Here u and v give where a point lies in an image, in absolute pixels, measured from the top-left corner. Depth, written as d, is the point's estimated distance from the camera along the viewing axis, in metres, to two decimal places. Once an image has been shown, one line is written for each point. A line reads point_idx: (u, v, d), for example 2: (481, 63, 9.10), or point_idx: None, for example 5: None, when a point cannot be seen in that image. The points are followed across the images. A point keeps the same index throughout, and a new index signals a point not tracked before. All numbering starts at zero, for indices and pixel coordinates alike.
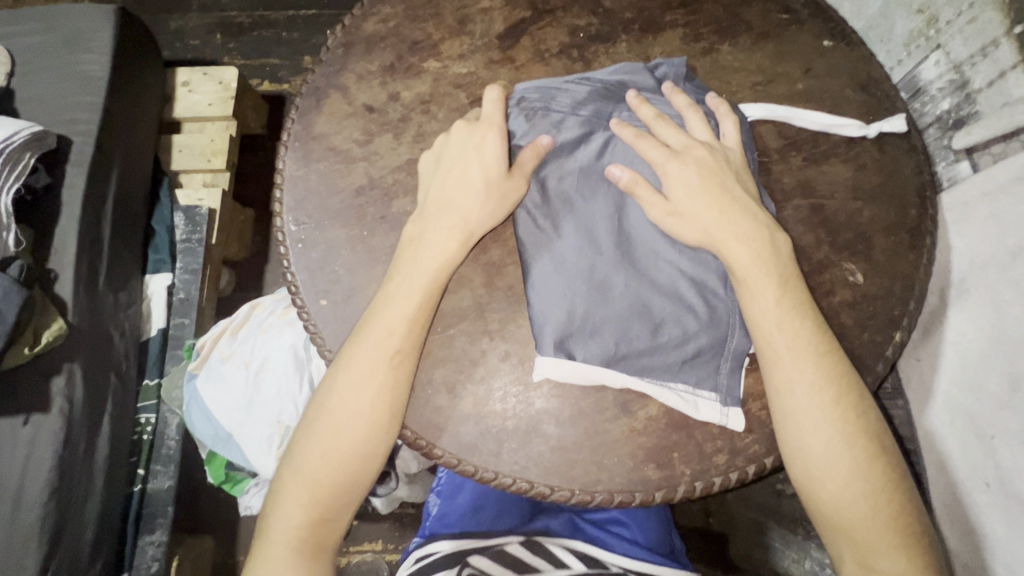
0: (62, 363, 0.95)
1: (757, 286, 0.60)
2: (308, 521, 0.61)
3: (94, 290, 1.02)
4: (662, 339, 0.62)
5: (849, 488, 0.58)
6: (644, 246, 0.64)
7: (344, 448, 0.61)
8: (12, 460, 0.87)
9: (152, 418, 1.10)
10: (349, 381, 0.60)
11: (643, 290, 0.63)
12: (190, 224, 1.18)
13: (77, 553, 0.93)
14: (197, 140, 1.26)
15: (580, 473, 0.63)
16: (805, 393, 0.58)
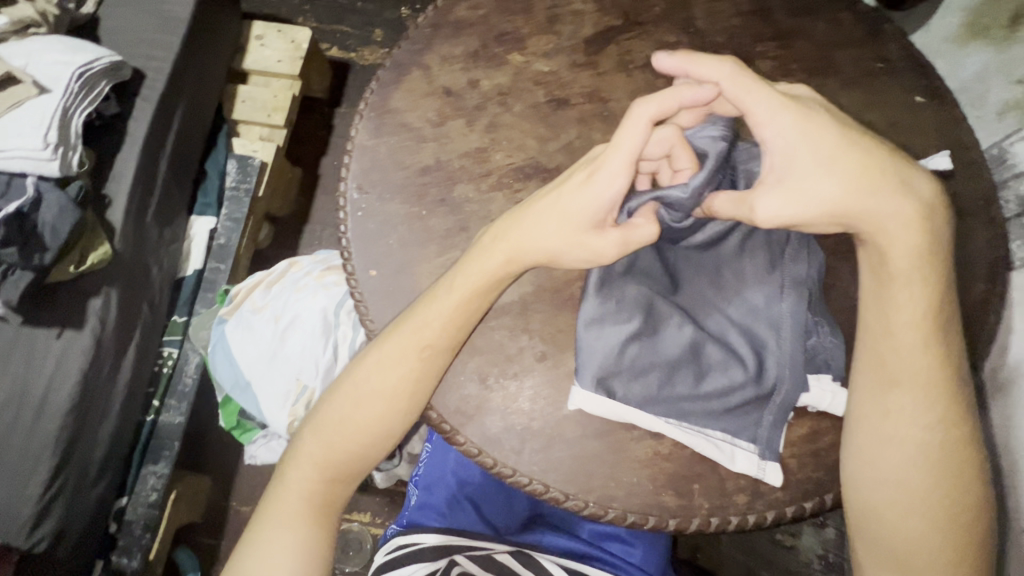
0: (101, 286, 0.98)
1: (893, 302, 0.58)
2: (322, 477, 0.64)
3: (142, 222, 1.05)
4: (706, 387, 0.62)
5: (919, 530, 0.56)
6: (692, 284, 0.65)
7: (363, 425, 0.62)
8: (41, 369, 0.91)
9: (174, 353, 1.14)
10: (377, 364, 0.61)
11: (693, 330, 0.62)
12: (241, 172, 1.21)
13: (85, 470, 0.96)
14: (261, 94, 1.28)
15: (597, 486, 0.63)
16: (910, 416, 0.57)
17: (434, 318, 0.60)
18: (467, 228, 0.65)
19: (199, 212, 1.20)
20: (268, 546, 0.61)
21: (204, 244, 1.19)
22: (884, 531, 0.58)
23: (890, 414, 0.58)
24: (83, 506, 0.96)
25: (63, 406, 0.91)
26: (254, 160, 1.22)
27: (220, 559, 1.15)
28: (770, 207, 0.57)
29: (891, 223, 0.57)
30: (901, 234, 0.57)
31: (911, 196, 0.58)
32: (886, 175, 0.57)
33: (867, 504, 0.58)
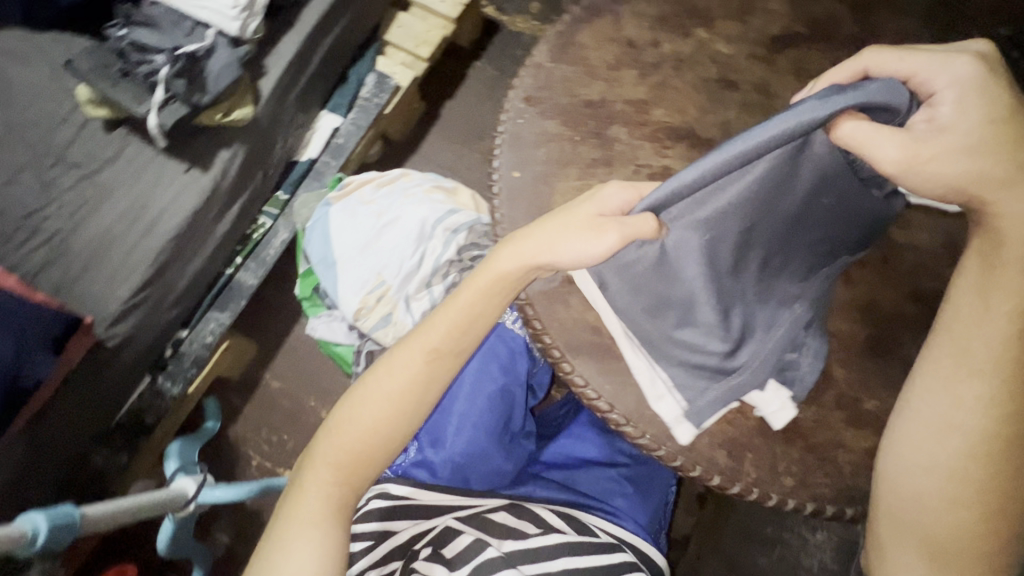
0: (233, 141, 1.08)
1: (995, 293, 0.60)
2: (336, 478, 0.68)
3: (284, 99, 1.14)
4: (680, 334, 0.66)
5: (960, 514, 0.60)
6: (739, 271, 0.63)
7: (370, 440, 0.69)
8: (167, 192, 1.03)
9: (267, 224, 1.22)
10: (386, 370, 0.70)
11: (705, 295, 0.63)
12: (378, 87, 1.29)
13: (166, 294, 1.05)
14: (416, 24, 1.36)
15: (657, 424, 0.69)
16: (973, 384, 0.60)
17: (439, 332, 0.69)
18: (611, 163, 0.69)
19: (329, 109, 1.27)
20: (297, 544, 0.64)
21: (324, 137, 1.26)
22: (923, 507, 0.61)
23: (962, 397, 0.60)
24: (155, 324, 1.05)
25: (171, 229, 1.02)
26: (391, 81, 1.30)
27: (243, 417, 1.25)
28: (895, 152, 0.54)
29: (1010, 207, 0.59)
30: (1014, 215, 0.59)
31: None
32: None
33: (917, 481, 0.61)
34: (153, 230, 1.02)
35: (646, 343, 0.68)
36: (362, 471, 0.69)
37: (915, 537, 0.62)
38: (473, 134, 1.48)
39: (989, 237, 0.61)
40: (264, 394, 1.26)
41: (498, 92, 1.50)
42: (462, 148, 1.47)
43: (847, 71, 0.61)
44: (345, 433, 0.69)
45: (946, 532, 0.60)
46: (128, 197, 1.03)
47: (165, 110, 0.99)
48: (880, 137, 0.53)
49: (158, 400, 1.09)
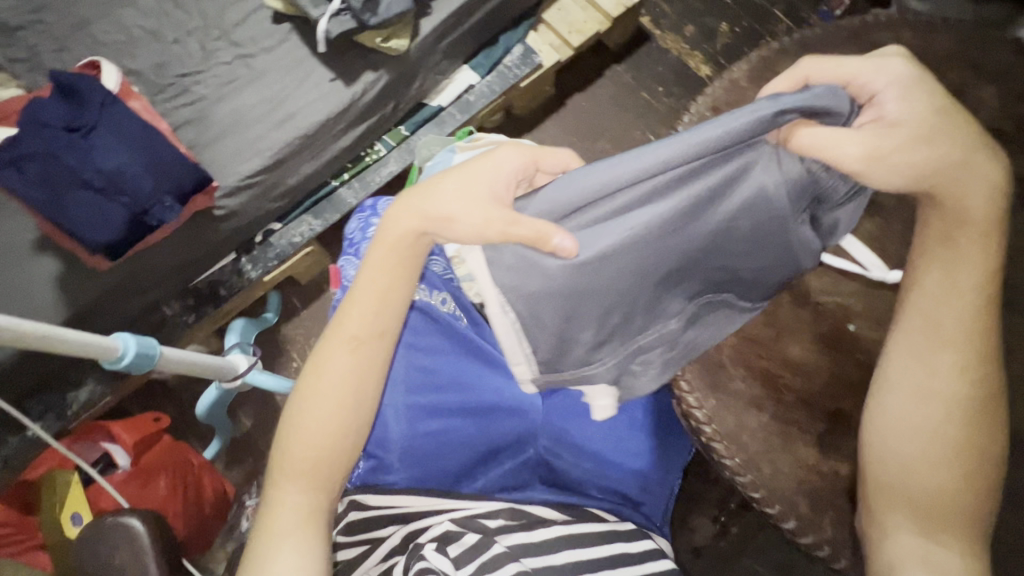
0: (380, 67, 1.12)
1: (960, 267, 0.63)
2: (305, 487, 0.68)
3: (437, 44, 1.18)
4: (561, 324, 0.65)
5: (944, 475, 0.62)
6: (641, 262, 0.62)
7: (325, 441, 0.69)
8: (310, 94, 1.09)
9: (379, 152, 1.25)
10: (321, 373, 0.70)
11: (592, 281, 0.62)
12: (521, 60, 1.30)
13: (275, 185, 1.10)
14: (575, 13, 1.37)
15: (748, 450, 0.69)
16: (941, 357, 0.63)
17: (363, 325, 0.70)
18: None
19: (471, 66, 1.29)
20: (278, 557, 0.63)
21: (458, 89, 1.27)
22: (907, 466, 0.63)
23: (936, 366, 0.63)
24: (258, 210, 1.10)
25: (302, 128, 1.08)
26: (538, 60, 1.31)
27: (299, 320, 1.31)
28: (855, 151, 0.56)
29: (974, 224, 0.62)
30: (978, 210, 0.61)
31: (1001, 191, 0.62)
32: (984, 159, 0.60)
33: (901, 441, 0.63)
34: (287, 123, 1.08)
35: (520, 310, 0.65)
36: (324, 468, 0.69)
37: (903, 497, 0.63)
38: (592, 132, 1.49)
39: (954, 218, 0.62)
40: (324, 305, 1.31)
41: (628, 100, 1.50)
42: (577, 142, 1.48)
43: (789, 82, 0.62)
44: (298, 442, 0.68)
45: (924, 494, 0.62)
46: (274, 87, 1.10)
47: (335, 21, 1.05)
48: (846, 142, 0.56)
49: (236, 278, 1.15)
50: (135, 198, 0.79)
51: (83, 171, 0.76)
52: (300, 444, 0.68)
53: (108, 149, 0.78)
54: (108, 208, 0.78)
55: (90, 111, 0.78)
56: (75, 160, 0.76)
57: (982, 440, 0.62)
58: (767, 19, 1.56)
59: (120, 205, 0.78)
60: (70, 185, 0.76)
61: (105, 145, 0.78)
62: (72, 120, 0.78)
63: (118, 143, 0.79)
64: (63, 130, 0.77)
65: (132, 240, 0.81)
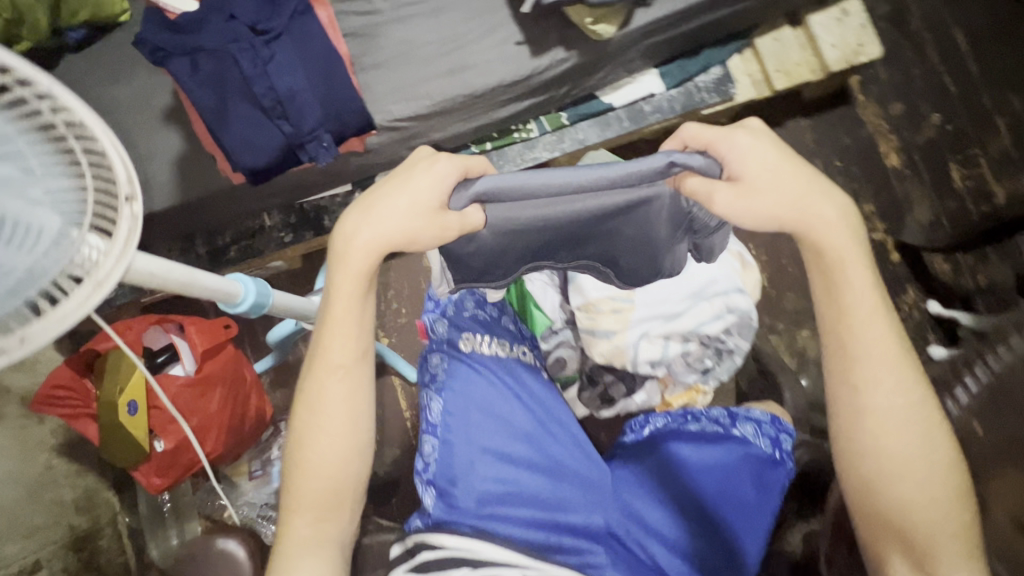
0: (575, 47, 0.98)
1: (856, 308, 0.59)
2: (318, 518, 0.65)
3: (642, 40, 1.02)
4: (491, 276, 0.71)
5: (939, 510, 0.58)
6: (563, 244, 0.66)
7: (334, 474, 0.66)
8: (490, 51, 0.96)
9: (530, 132, 1.11)
10: (314, 403, 0.65)
11: (525, 254, 0.67)
12: (716, 85, 1.14)
13: (418, 136, 1.00)
14: (792, 50, 1.19)
15: None
16: (882, 389, 0.60)
17: (345, 357, 0.65)
18: None
19: (661, 72, 1.12)
20: None
21: (638, 94, 1.12)
22: (888, 503, 0.60)
23: (883, 382, 0.60)
24: (391, 154, 1.01)
25: (470, 86, 0.96)
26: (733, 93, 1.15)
27: (384, 269, 1.23)
28: (728, 201, 0.56)
29: (854, 268, 0.58)
30: (848, 245, 0.58)
31: (862, 229, 0.59)
32: (818, 182, 0.57)
33: (874, 482, 0.60)
34: (455, 75, 0.96)
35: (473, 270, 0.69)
36: (335, 501, 0.66)
37: (900, 535, 0.60)
38: None
39: (820, 257, 0.59)
40: (413, 263, 1.24)
41: None
42: None
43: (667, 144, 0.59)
44: (303, 481, 0.65)
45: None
46: (455, 29, 0.97)
47: None
48: (716, 184, 0.56)
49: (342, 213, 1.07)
50: (297, 130, 0.70)
51: (255, 84, 0.68)
52: (307, 479, 0.65)
53: (285, 66, 0.69)
54: (267, 131, 0.70)
55: (280, 15, 0.69)
56: (250, 67, 0.67)
57: (945, 450, 0.60)
58: (988, 128, 1.34)
59: (280, 131, 0.70)
60: (237, 93, 0.68)
61: (284, 61, 0.69)
62: (261, 21, 0.69)
63: (297, 62, 0.69)
64: (248, 29, 0.68)
65: (278, 169, 0.73)
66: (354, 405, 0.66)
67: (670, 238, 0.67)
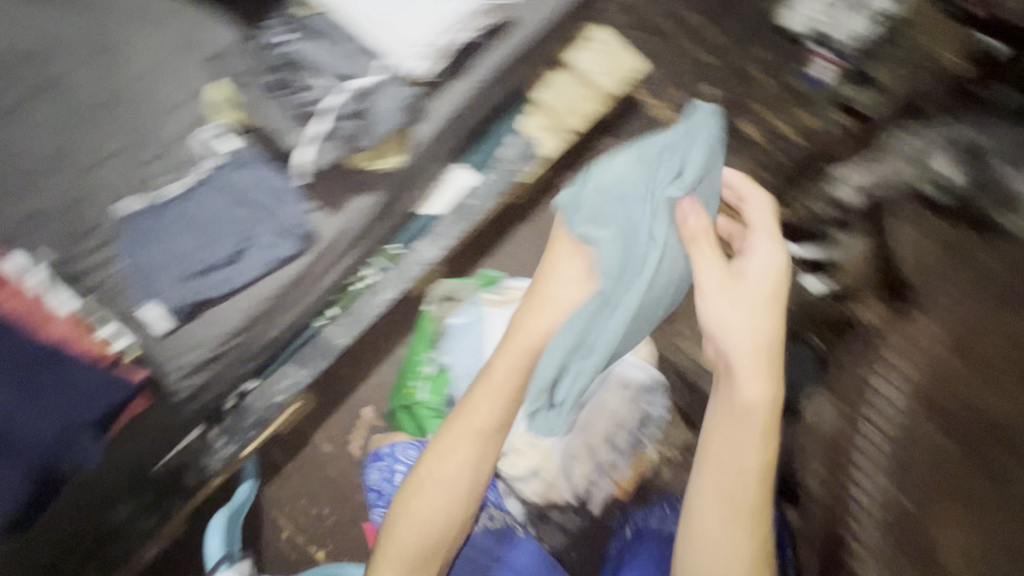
0: (372, 188, 0.93)
1: (757, 375, 0.74)
2: (419, 556, 0.81)
3: (431, 149, 1.01)
4: (237, 312, 0.85)
5: (749, 453, 0.74)
6: (274, 279, 0.87)
7: (420, 532, 0.81)
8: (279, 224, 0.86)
9: (370, 276, 1.06)
10: (445, 469, 0.82)
11: (265, 286, 0.86)
12: (519, 155, 1.18)
13: (253, 343, 0.90)
14: (570, 91, 1.25)
15: None
16: (750, 379, 0.74)
17: (514, 378, 0.81)
18: None
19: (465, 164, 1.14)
20: None
21: (452, 194, 1.12)
22: (714, 496, 0.75)
23: (755, 381, 0.74)
24: (233, 373, 0.89)
25: (282, 277, 0.87)
26: (537, 152, 1.20)
27: (285, 476, 1.09)
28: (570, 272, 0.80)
29: (740, 334, 0.74)
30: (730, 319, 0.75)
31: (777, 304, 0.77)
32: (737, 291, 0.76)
33: (715, 439, 0.76)
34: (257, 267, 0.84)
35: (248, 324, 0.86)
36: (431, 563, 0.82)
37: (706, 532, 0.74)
38: None
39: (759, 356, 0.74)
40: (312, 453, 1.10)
41: None
42: None
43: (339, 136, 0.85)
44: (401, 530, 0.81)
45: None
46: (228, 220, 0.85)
47: (328, 149, 0.84)
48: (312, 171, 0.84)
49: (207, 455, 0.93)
50: (37, 452, 0.67)
51: None
52: (414, 506, 0.82)
53: None
54: None
55: None
56: None
57: (762, 441, 0.75)
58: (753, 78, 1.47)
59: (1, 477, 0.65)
60: None
61: None
62: None
63: None
64: None
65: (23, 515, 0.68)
66: (479, 455, 0.83)
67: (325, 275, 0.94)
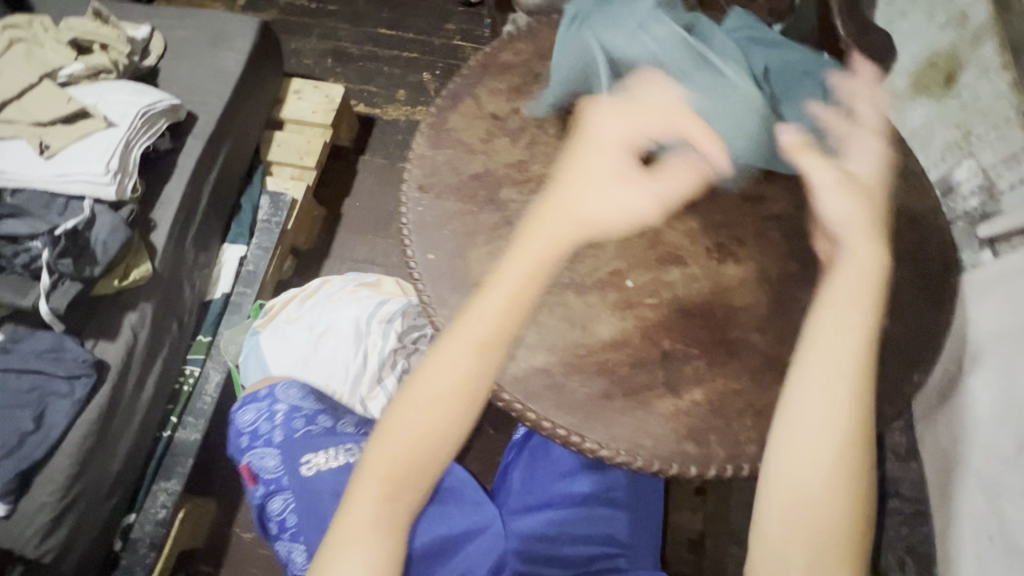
0: (138, 301, 1.04)
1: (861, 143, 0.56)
2: (381, 486, 0.47)
3: (181, 244, 1.13)
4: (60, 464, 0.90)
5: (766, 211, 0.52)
6: (84, 419, 0.93)
7: (412, 421, 0.46)
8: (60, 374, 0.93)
9: (195, 371, 1.16)
10: (409, 394, 0.47)
11: (79, 430, 0.92)
12: (273, 207, 1.30)
13: (102, 479, 0.96)
14: (295, 139, 1.41)
15: (622, 431, 0.48)
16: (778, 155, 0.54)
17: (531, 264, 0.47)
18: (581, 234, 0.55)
19: (232, 240, 1.28)
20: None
21: (232, 269, 1.25)
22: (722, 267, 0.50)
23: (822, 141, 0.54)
24: (97, 512, 0.96)
25: (90, 412, 0.94)
26: (283, 195, 1.31)
27: None
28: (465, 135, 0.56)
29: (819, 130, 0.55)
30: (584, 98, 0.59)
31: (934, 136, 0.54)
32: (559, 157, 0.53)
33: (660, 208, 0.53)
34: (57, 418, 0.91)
35: (77, 469, 0.91)
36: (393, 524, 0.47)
37: (840, 364, 0.44)
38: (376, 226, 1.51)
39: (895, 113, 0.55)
40: (235, 547, 1.15)
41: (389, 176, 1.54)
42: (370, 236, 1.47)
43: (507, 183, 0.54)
44: (374, 461, 0.47)
45: (897, 185, 0.60)
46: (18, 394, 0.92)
47: (59, 291, 0.93)
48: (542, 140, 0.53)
49: None
50: None
51: None
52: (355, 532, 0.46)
53: None
54: None
55: None
56: None
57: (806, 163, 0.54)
58: (448, 49, 1.68)
59: None
60: None
61: None
62: None
63: None
64: None
65: None
66: (484, 354, 0.47)
67: (137, 392, 1.02)
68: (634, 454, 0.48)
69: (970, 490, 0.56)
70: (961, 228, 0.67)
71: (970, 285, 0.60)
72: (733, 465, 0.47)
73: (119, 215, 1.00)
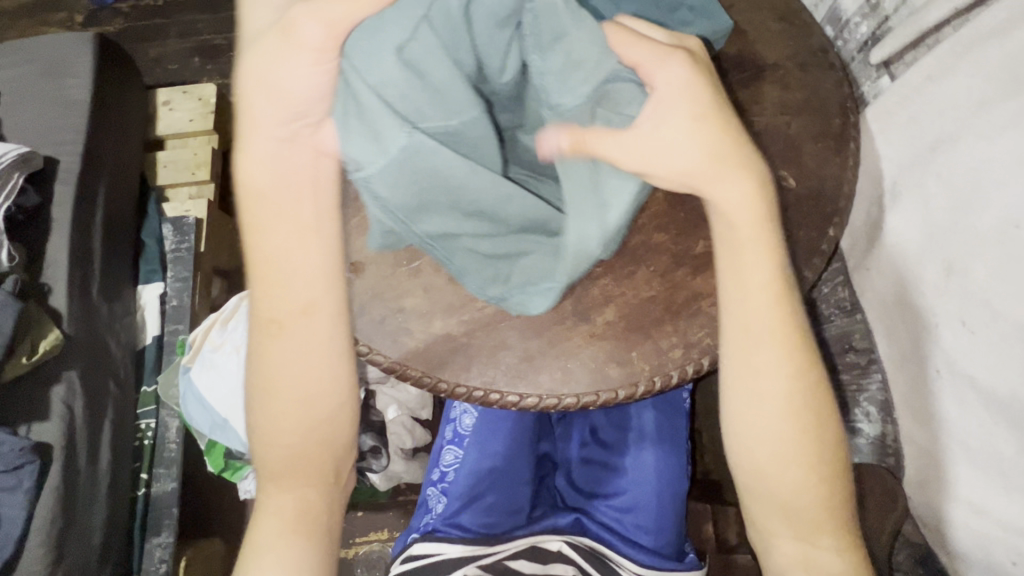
0: (61, 372, 0.96)
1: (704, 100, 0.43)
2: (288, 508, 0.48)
3: (88, 300, 1.04)
4: (33, 556, 0.86)
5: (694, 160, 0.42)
6: (42, 506, 0.88)
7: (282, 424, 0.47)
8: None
9: (152, 423, 1.12)
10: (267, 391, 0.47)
11: (39, 518, 0.87)
12: (178, 234, 1.21)
13: (86, 556, 0.93)
14: (180, 154, 1.29)
15: (548, 374, 0.47)
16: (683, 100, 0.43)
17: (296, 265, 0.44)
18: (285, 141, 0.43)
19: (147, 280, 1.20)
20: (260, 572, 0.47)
21: (157, 309, 1.18)
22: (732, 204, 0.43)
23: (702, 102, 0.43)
24: None
25: (47, 497, 0.89)
26: (187, 218, 1.22)
27: None
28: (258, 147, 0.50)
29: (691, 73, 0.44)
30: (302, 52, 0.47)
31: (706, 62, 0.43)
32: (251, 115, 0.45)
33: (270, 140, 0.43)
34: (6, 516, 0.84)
35: (54, 555, 0.87)
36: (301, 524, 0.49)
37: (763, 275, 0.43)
38: None
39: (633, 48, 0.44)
40: None
41: None
42: None
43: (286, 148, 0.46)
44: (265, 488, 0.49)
45: (780, 33, 0.55)
46: None
47: None
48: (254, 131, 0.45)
49: None
50: None
51: None
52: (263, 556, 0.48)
53: None
54: None
55: None
56: None
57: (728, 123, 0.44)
58: None
59: None
60: None
61: None
62: None
63: None
64: None
65: None
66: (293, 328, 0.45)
67: (93, 463, 0.97)
68: (561, 394, 0.47)
69: (907, 326, 0.55)
70: (858, 61, 0.62)
71: (874, 118, 0.58)
72: (660, 377, 0.46)
73: (3, 289, 0.91)
